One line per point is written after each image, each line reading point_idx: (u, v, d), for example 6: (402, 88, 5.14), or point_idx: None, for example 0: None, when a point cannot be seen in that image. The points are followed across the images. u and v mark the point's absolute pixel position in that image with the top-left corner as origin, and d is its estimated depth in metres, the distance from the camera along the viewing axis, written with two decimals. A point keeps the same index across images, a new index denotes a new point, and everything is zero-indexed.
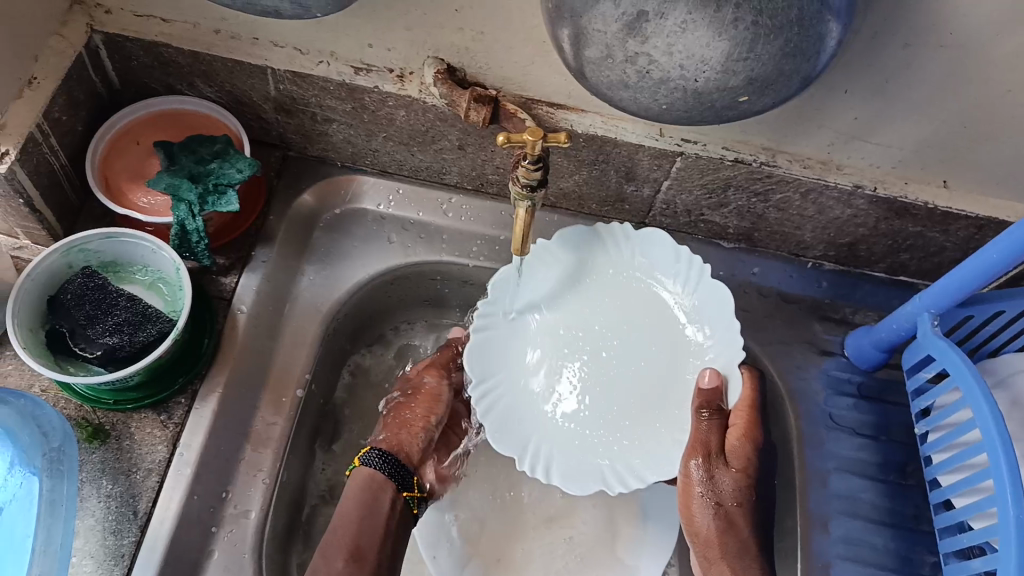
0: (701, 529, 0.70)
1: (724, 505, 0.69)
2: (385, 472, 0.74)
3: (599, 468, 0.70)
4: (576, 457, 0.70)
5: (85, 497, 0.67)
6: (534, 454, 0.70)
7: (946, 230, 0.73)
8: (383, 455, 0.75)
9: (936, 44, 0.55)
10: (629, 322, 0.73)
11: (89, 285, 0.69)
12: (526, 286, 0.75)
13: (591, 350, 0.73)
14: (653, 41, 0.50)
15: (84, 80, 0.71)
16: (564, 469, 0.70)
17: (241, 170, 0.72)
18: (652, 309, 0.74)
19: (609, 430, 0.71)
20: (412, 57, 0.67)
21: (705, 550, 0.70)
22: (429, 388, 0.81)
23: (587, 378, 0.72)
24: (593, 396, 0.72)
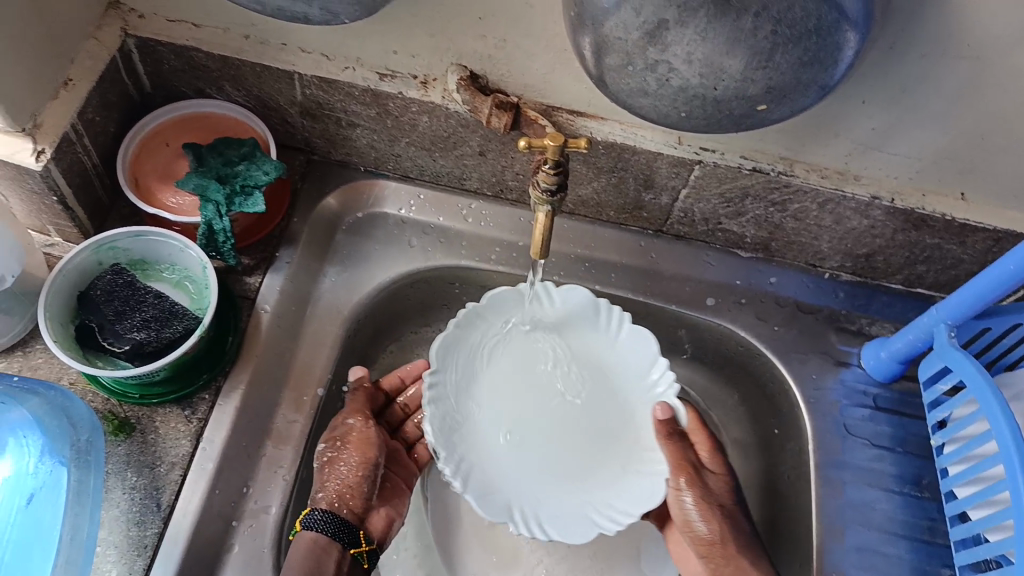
0: (705, 534, 0.73)
1: (718, 509, 0.73)
2: (329, 532, 0.68)
3: (586, 513, 0.68)
4: (562, 513, 0.68)
5: (110, 488, 0.68)
6: (522, 514, 0.67)
7: (963, 243, 0.73)
8: (324, 514, 0.69)
9: (954, 56, 0.56)
10: (568, 372, 0.74)
11: (118, 282, 0.71)
12: (466, 345, 0.73)
13: (541, 402, 0.72)
14: (673, 49, 0.51)
15: (118, 82, 0.73)
16: (555, 522, 0.68)
17: (267, 172, 0.74)
18: (586, 357, 0.75)
19: (582, 481, 0.69)
20: (435, 64, 0.68)
21: (712, 555, 0.72)
22: (358, 431, 0.74)
23: (540, 437, 0.71)
24: (559, 452, 0.70)
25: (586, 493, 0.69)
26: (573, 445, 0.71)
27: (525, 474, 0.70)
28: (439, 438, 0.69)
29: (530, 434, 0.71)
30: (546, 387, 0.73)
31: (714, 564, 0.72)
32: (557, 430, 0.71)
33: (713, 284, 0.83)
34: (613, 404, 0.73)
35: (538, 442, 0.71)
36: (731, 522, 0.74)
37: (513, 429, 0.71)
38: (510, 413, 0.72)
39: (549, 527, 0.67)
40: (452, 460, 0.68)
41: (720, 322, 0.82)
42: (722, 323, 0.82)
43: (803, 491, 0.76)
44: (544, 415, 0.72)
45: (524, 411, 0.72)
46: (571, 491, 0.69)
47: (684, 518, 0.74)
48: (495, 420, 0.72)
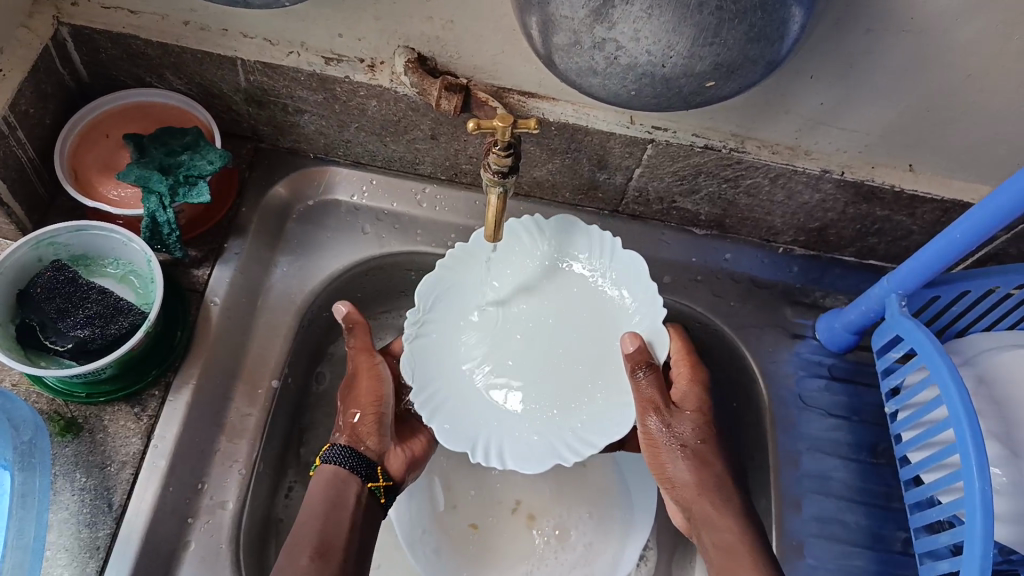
0: (674, 478, 0.68)
1: (690, 449, 0.68)
2: (349, 466, 0.67)
3: (552, 446, 0.67)
4: (530, 445, 0.67)
5: (58, 490, 0.66)
6: (485, 443, 0.67)
7: (912, 214, 0.74)
8: (343, 448, 0.68)
9: (898, 30, 0.56)
10: (560, 303, 0.73)
11: (58, 278, 0.69)
12: (459, 287, 0.74)
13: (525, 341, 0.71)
14: (620, 27, 0.51)
15: (52, 72, 0.70)
16: (516, 452, 0.67)
17: (213, 161, 0.72)
18: (575, 294, 0.73)
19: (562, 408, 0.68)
20: (382, 47, 0.67)
21: (684, 500, 0.68)
22: (366, 368, 0.72)
23: (521, 365, 0.70)
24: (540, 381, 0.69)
25: (561, 422, 0.68)
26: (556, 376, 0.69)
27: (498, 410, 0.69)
28: (414, 366, 0.70)
29: (510, 362, 0.70)
30: (535, 319, 0.72)
31: (689, 511, 0.68)
32: (539, 359, 0.70)
33: (669, 262, 0.83)
34: (603, 337, 0.71)
35: (519, 372, 0.70)
36: (704, 467, 0.68)
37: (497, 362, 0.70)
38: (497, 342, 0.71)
39: (512, 458, 0.66)
40: (428, 393, 0.69)
41: (677, 300, 0.82)
42: (678, 301, 0.82)
43: (762, 463, 0.77)
44: (528, 347, 0.70)
45: (513, 340, 0.71)
46: (549, 419, 0.68)
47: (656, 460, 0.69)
48: (480, 352, 0.71)
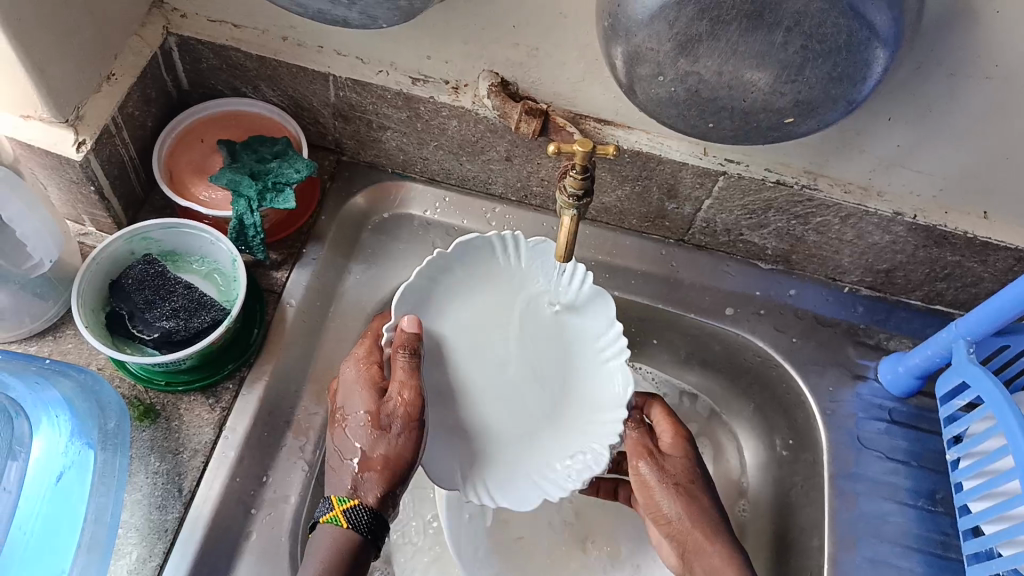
0: (670, 518, 0.70)
1: (681, 489, 0.70)
2: (366, 534, 0.62)
3: (533, 483, 0.67)
4: (510, 478, 0.67)
5: (133, 472, 0.69)
6: (466, 472, 0.67)
7: (984, 262, 0.73)
8: (368, 511, 0.62)
9: (981, 76, 0.56)
10: (528, 325, 0.70)
11: (149, 272, 0.73)
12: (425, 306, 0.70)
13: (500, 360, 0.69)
14: (704, 61, 0.52)
15: (157, 78, 0.75)
16: (500, 486, 0.67)
17: (299, 170, 0.75)
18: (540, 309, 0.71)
19: (535, 440, 0.68)
20: (468, 70, 0.70)
21: (677, 535, 0.70)
22: (406, 410, 0.63)
23: (494, 390, 0.69)
24: (515, 407, 0.68)
25: (537, 453, 0.68)
26: (530, 401, 0.69)
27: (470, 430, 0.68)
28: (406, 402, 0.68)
29: (482, 390, 0.69)
30: (507, 350, 0.69)
31: (683, 545, 0.69)
32: (515, 385, 0.69)
33: (732, 294, 0.84)
34: (572, 364, 0.70)
35: (490, 400, 0.68)
36: (698, 504, 0.70)
37: (468, 389, 0.69)
38: (465, 368, 0.69)
39: (495, 489, 0.67)
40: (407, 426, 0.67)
41: (738, 332, 0.83)
42: (739, 333, 0.83)
43: (816, 501, 0.76)
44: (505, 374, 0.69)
45: (484, 363, 0.69)
46: (528, 451, 0.68)
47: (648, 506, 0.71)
48: (450, 377, 0.69)
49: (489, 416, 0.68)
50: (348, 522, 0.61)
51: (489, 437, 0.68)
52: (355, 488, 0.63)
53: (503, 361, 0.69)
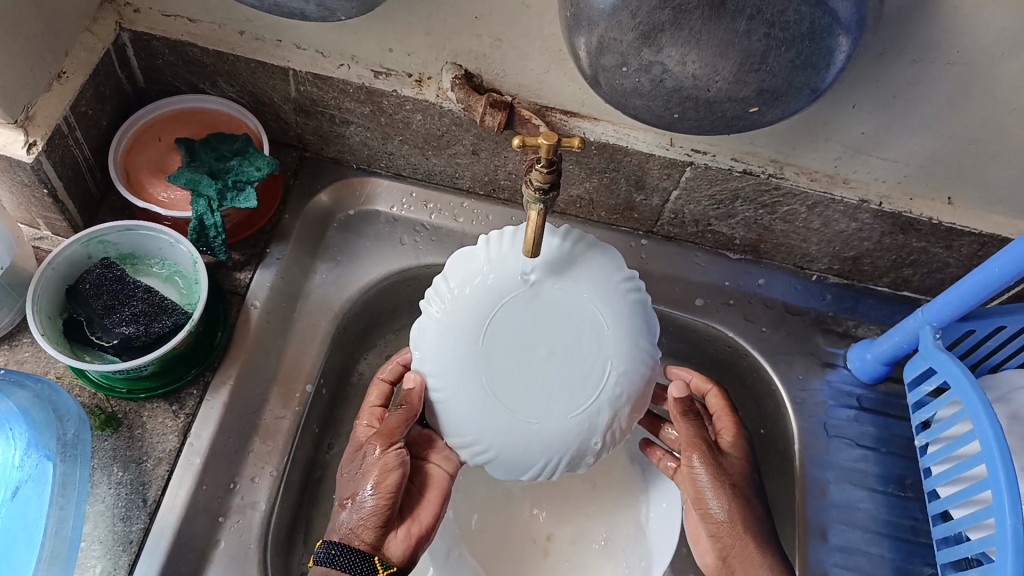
0: (718, 518, 0.67)
1: (733, 490, 0.68)
2: (338, 564, 0.61)
3: (642, 372, 0.59)
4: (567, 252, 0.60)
5: (96, 483, 0.68)
6: (612, 437, 0.59)
7: (949, 247, 0.74)
8: (339, 545, 0.62)
9: (943, 62, 0.57)
10: (509, 324, 0.58)
11: (107, 276, 0.71)
12: (513, 463, 0.59)
13: (525, 355, 0.57)
14: (667, 51, 0.52)
15: (110, 76, 0.73)
16: (633, 411, 0.60)
17: (260, 168, 0.74)
18: (498, 299, 0.58)
19: (588, 342, 0.58)
20: (430, 63, 0.69)
21: (722, 538, 0.67)
22: (378, 463, 0.66)
23: (563, 368, 0.57)
24: (561, 336, 0.58)
25: (622, 363, 0.58)
26: (518, 301, 0.58)
27: (573, 414, 0.57)
28: (603, 356, 0.58)
29: (573, 381, 0.57)
30: (515, 344, 0.58)
31: (726, 549, 0.67)
32: (517, 333, 0.58)
33: (703, 284, 0.84)
34: (552, 298, 0.58)
35: (587, 373, 0.57)
36: (745, 506, 0.67)
37: (542, 405, 0.57)
38: (570, 417, 0.57)
39: (634, 418, 0.60)
40: (613, 436, 0.59)
41: (708, 323, 0.83)
42: (710, 324, 0.83)
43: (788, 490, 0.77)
44: (531, 349, 0.57)
45: (515, 382, 0.57)
46: (614, 370, 0.58)
47: (700, 505, 0.68)
48: (520, 408, 0.57)
49: (583, 356, 0.58)
50: (321, 547, 0.62)
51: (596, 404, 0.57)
52: (338, 532, 0.64)
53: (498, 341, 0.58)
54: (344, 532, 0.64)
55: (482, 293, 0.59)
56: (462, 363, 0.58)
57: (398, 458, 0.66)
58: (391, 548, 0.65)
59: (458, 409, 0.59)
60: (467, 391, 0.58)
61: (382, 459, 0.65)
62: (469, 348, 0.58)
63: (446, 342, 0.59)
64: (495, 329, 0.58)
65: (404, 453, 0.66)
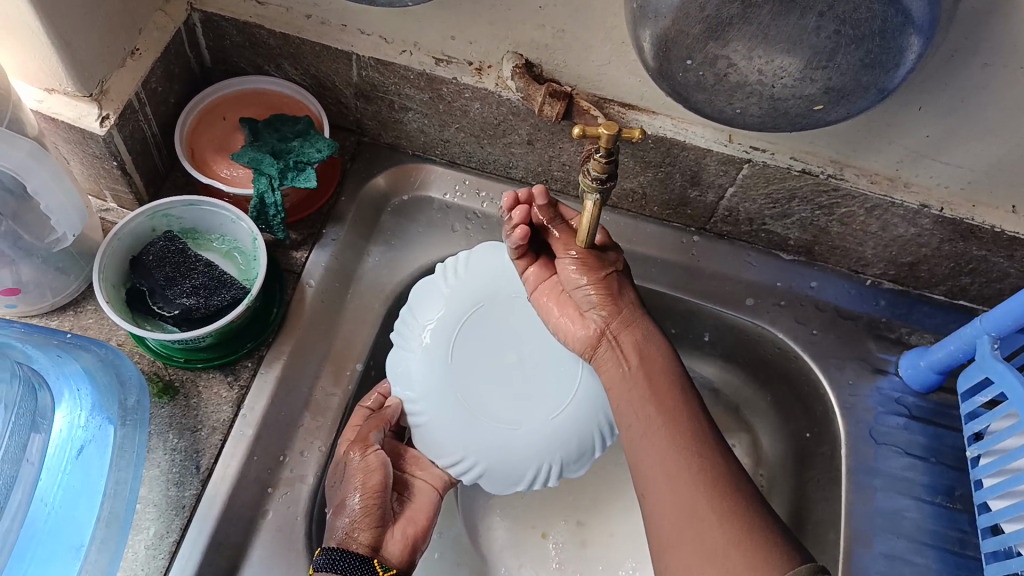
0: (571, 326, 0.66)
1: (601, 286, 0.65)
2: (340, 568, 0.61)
3: None
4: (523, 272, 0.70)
5: (152, 448, 0.70)
6: (597, 437, 0.67)
7: (1011, 256, 0.72)
8: (339, 550, 0.62)
9: (1016, 66, 0.55)
10: (479, 341, 0.67)
11: (170, 249, 0.73)
12: (503, 473, 0.66)
13: (499, 367, 0.67)
14: (734, 45, 0.52)
15: (180, 55, 0.75)
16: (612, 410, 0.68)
17: (321, 150, 0.75)
18: (467, 320, 0.68)
19: (555, 348, 0.67)
20: (491, 51, 0.69)
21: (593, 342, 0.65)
22: (360, 468, 0.67)
23: (537, 375, 0.67)
24: (529, 346, 0.68)
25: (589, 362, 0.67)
26: (487, 321, 0.68)
27: (554, 416, 0.66)
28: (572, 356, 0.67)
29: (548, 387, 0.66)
30: (489, 358, 0.67)
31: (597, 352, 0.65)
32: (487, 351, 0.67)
33: (753, 284, 0.83)
34: (514, 314, 0.69)
35: (560, 377, 0.66)
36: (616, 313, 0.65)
37: (524, 411, 0.66)
38: (552, 420, 0.65)
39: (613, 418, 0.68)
40: (597, 436, 0.67)
41: (757, 323, 0.82)
42: (759, 324, 0.82)
43: (833, 495, 0.76)
44: (506, 360, 0.67)
45: (496, 392, 0.66)
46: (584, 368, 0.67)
47: (565, 308, 0.66)
48: (506, 417, 0.66)
49: (554, 362, 0.67)
50: (320, 555, 0.62)
51: (575, 405, 0.66)
52: (335, 538, 0.65)
53: (470, 360, 0.67)
54: (340, 537, 0.64)
55: (448, 316, 0.68)
56: (439, 384, 0.67)
57: (380, 459, 0.68)
58: (390, 549, 0.66)
59: (443, 428, 0.66)
60: (451, 413, 0.66)
61: (363, 463, 0.67)
62: (445, 369, 0.67)
63: (425, 363, 0.67)
64: (469, 349, 0.67)
65: (383, 456, 0.68)
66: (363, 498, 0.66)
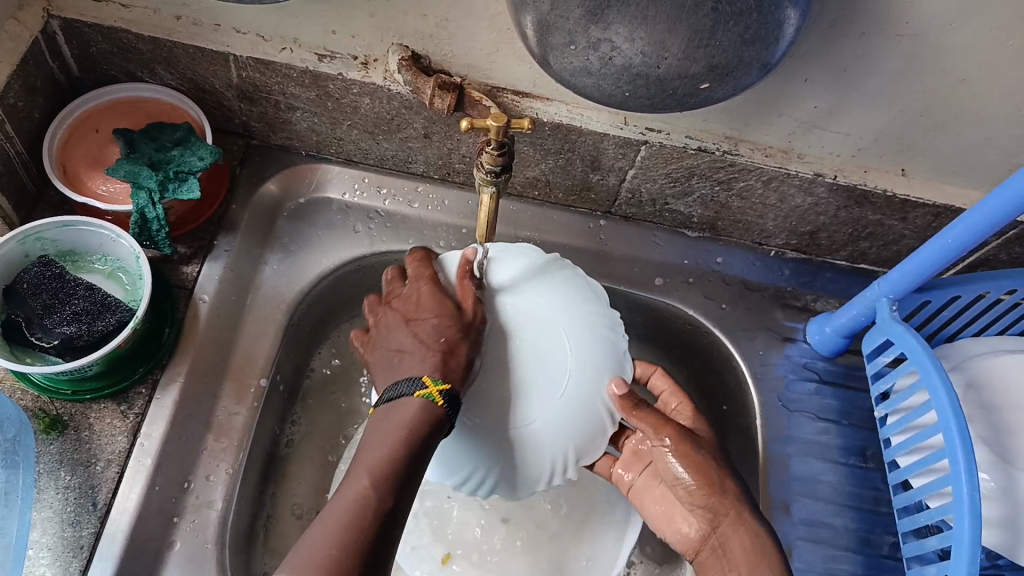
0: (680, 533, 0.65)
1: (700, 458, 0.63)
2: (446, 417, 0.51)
3: (558, 455, 0.56)
4: (577, 321, 0.57)
5: (42, 489, 0.65)
6: (484, 477, 0.56)
7: (904, 218, 0.74)
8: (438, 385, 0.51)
9: (893, 34, 0.56)
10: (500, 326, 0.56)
11: (45, 274, 0.68)
12: None
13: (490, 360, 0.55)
14: (615, 27, 0.51)
15: (41, 65, 0.70)
16: (517, 479, 0.56)
17: (203, 157, 0.71)
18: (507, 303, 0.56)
19: (542, 394, 0.54)
20: (375, 44, 0.66)
21: (704, 510, 0.62)
22: (426, 296, 0.56)
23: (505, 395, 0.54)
24: (527, 366, 0.54)
25: (549, 431, 0.55)
26: (514, 323, 0.55)
27: (473, 434, 0.55)
28: (543, 417, 0.54)
29: (496, 409, 0.54)
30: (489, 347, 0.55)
31: (712, 519, 0.62)
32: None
33: (662, 263, 0.83)
34: (554, 339, 0.55)
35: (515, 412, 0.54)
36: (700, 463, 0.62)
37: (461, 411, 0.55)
38: (469, 433, 0.55)
39: (516, 481, 0.56)
40: (484, 478, 0.56)
41: (668, 302, 0.82)
42: (670, 303, 0.82)
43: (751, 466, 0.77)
44: (494, 356, 0.55)
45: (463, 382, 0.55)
46: (537, 433, 0.55)
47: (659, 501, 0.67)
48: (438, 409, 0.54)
49: (522, 401, 0.54)
50: (445, 402, 0.50)
51: (494, 446, 0.55)
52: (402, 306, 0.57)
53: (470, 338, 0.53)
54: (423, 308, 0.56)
55: (504, 282, 0.57)
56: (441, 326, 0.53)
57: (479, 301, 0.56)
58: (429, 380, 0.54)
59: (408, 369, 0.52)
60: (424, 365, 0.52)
61: (461, 294, 0.56)
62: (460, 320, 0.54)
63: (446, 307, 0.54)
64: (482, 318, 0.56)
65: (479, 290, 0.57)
66: (474, 342, 0.53)
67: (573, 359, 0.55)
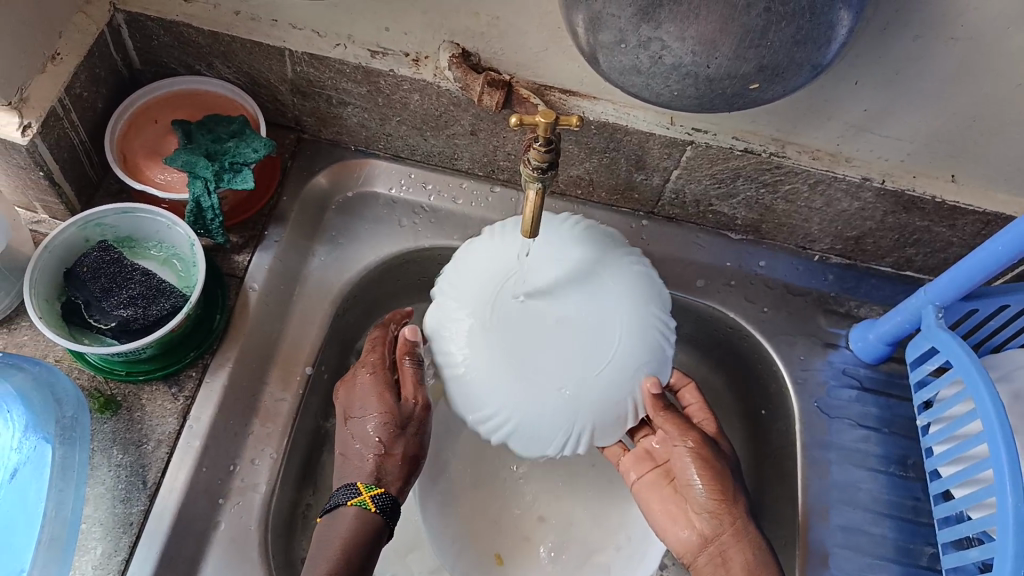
0: (687, 533, 0.66)
1: (715, 466, 0.66)
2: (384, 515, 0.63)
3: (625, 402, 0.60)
4: (621, 281, 0.62)
5: (95, 465, 0.68)
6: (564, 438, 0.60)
7: (953, 226, 0.73)
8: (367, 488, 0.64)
9: (947, 37, 0.56)
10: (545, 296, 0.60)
11: (103, 259, 0.70)
12: (476, 409, 0.61)
13: (543, 324, 0.59)
14: (666, 26, 0.51)
15: (106, 58, 0.72)
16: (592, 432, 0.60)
17: (257, 149, 0.73)
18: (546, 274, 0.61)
19: (597, 349, 0.59)
20: (427, 41, 0.68)
21: (710, 524, 0.65)
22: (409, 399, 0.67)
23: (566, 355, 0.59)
24: (577, 325, 0.59)
25: (612, 380, 0.59)
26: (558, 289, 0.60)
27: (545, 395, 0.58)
28: (607, 371, 0.59)
29: (561, 370, 0.58)
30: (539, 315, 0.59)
31: (713, 532, 0.65)
32: (536, 305, 0.59)
33: (704, 266, 0.83)
34: (600, 299, 0.60)
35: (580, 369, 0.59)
36: (710, 468, 0.66)
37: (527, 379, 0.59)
38: (541, 395, 0.58)
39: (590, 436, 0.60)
40: (566, 440, 0.60)
41: (709, 304, 0.82)
42: (711, 305, 0.82)
43: (789, 471, 0.76)
44: (545, 322, 0.59)
45: (518, 350, 0.59)
46: (600, 383, 0.59)
47: (671, 499, 0.68)
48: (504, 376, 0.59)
49: (584, 357, 0.59)
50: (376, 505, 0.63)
51: (566, 401, 0.59)
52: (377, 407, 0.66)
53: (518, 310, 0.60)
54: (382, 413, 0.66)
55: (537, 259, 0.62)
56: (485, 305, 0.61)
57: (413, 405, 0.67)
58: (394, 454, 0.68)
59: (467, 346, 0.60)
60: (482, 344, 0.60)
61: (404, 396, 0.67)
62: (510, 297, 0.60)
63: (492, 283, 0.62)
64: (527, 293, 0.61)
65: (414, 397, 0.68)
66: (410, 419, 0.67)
67: (620, 312, 0.60)
